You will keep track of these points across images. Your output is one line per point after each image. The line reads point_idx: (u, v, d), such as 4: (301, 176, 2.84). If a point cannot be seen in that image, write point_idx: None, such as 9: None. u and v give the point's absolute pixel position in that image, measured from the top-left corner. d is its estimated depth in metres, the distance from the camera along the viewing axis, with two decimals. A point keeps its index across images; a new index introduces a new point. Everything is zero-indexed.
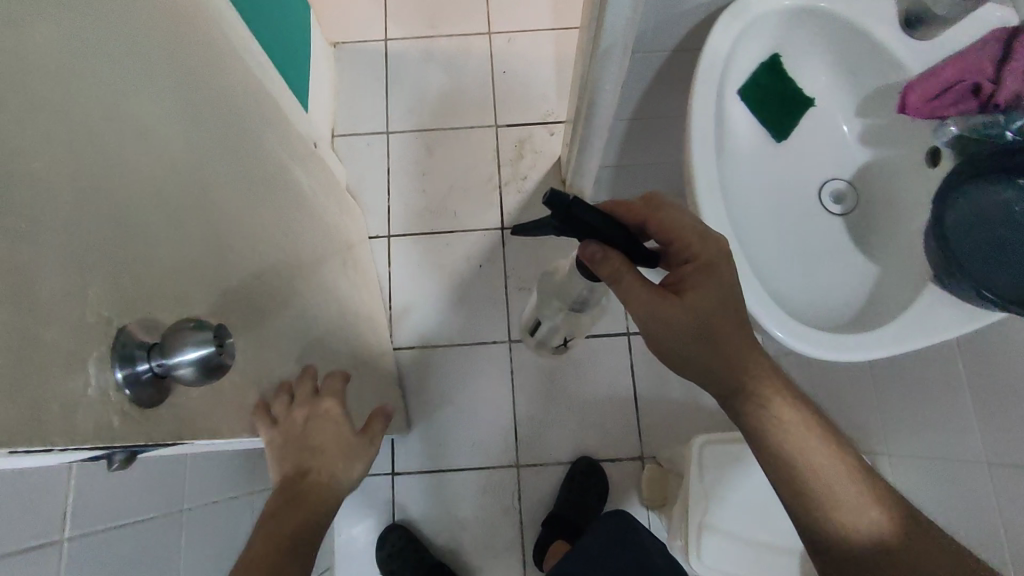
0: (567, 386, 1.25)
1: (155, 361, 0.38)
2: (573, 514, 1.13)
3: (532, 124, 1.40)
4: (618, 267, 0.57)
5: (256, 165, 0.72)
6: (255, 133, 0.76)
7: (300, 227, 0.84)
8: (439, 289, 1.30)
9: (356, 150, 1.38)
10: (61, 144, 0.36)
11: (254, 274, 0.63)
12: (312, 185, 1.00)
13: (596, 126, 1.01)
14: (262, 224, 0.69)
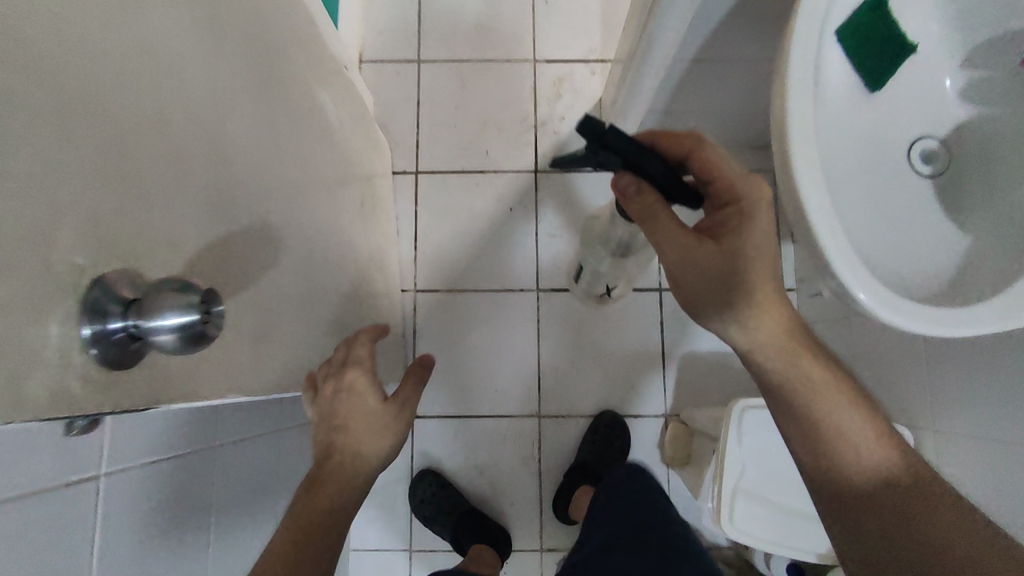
0: (594, 340, 1.21)
1: (129, 321, 0.32)
2: (595, 464, 1.13)
3: (573, 60, 1.30)
4: (652, 203, 0.61)
5: (274, 83, 0.64)
6: (281, 48, 0.69)
7: (318, 158, 0.76)
8: (467, 232, 1.25)
9: (385, 78, 1.29)
10: (39, 53, 0.29)
11: (263, 211, 0.55)
12: (341, 113, 0.93)
13: (652, 66, 0.93)
14: (276, 152, 0.61)
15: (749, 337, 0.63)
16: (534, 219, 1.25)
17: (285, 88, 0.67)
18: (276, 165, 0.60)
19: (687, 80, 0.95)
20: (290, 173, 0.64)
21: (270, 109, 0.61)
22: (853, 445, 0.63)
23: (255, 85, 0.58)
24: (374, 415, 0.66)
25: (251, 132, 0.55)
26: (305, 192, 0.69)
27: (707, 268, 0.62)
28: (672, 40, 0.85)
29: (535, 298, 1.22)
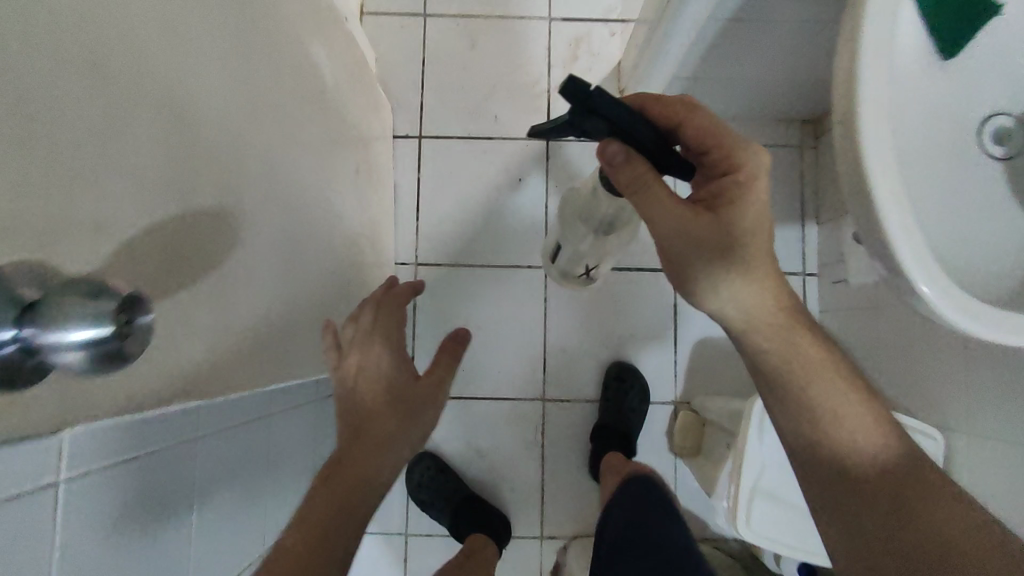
0: (603, 321, 1.15)
1: (24, 331, 0.27)
2: (611, 421, 1.09)
3: (592, 18, 1.20)
4: (642, 174, 0.52)
5: (262, 25, 0.54)
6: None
7: (306, 116, 0.68)
8: (472, 203, 1.17)
9: (387, 33, 1.20)
10: None
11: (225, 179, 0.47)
12: (337, 69, 0.84)
13: (683, 25, 0.84)
14: (254, 108, 0.52)
15: (740, 309, 0.59)
16: (544, 191, 1.17)
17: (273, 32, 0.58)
18: (252, 124, 0.52)
19: (719, 42, 0.86)
20: (269, 131, 0.56)
21: (251, 56, 0.52)
22: (842, 424, 0.58)
23: (237, 26, 0.49)
24: (402, 396, 0.69)
25: (223, 83, 0.46)
26: (285, 155, 0.61)
27: (703, 241, 0.56)
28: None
29: (542, 275, 1.15)
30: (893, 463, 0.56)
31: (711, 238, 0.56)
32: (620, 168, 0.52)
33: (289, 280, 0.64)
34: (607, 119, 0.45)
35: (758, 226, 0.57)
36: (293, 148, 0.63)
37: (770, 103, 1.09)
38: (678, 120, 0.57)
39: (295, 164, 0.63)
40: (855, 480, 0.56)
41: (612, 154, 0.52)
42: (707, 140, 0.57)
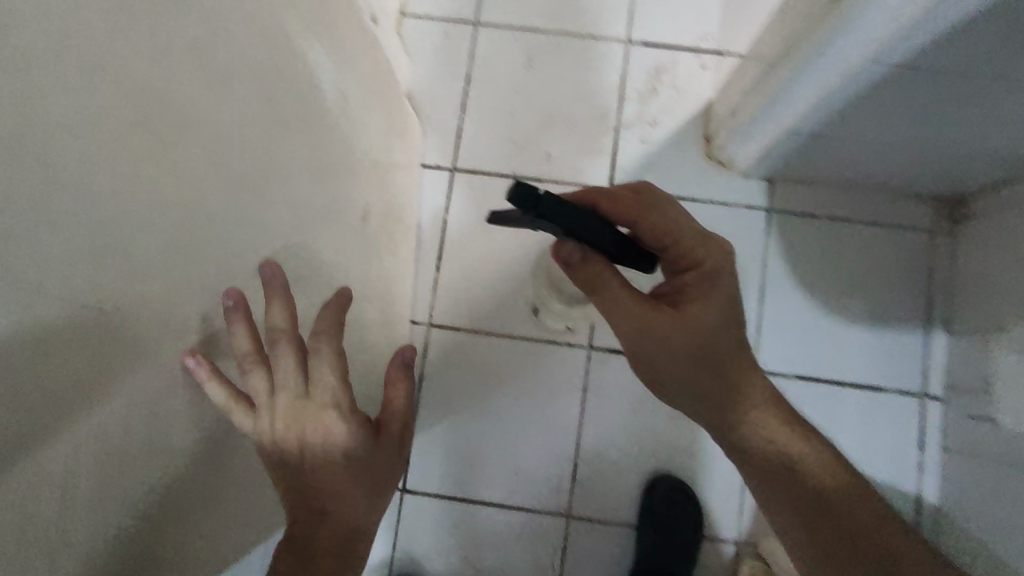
0: (653, 425, 0.91)
1: None
2: (659, 558, 0.85)
3: (680, 47, 0.98)
4: (599, 273, 0.53)
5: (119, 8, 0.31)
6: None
7: (254, 155, 0.46)
8: (506, 255, 0.94)
9: (429, 40, 1.00)
10: None
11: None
12: (347, 75, 0.64)
13: (836, 52, 0.61)
14: (47, 139, 0.28)
15: (743, 433, 0.61)
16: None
17: (162, 26, 0.35)
18: (29, 171, 0.27)
19: (878, 86, 0.63)
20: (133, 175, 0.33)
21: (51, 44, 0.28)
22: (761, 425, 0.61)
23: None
24: (372, 468, 0.53)
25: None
26: (171, 217, 0.37)
27: (674, 344, 0.57)
28: (890, 12, 0.53)
29: (585, 354, 0.92)
30: (829, 483, 0.60)
31: (683, 343, 0.56)
32: (577, 263, 0.53)
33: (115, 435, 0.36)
34: (554, 220, 0.43)
35: (727, 324, 0.58)
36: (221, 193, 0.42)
37: (910, 174, 0.84)
38: (634, 217, 0.58)
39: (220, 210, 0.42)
40: (799, 493, 0.61)
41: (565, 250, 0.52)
42: (661, 239, 0.58)
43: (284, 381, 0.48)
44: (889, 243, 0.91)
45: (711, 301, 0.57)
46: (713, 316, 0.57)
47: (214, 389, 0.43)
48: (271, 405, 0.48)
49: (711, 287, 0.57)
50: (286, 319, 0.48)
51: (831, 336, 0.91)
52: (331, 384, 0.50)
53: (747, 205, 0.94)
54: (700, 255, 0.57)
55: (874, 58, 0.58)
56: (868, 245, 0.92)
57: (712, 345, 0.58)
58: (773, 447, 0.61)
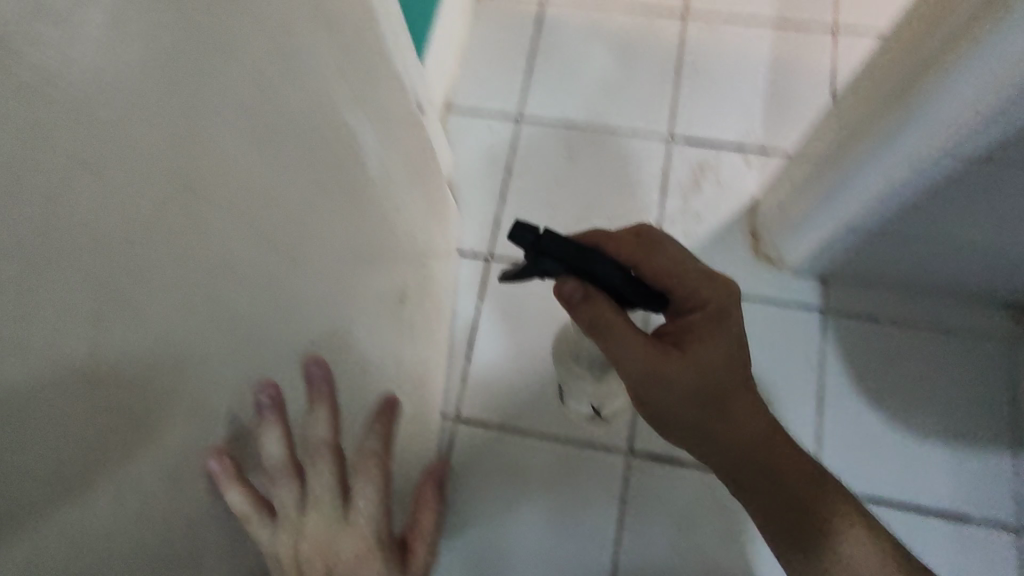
0: (702, 546, 0.81)
1: None
2: None
3: (723, 146, 0.98)
4: (602, 313, 0.46)
5: (182, 78, 0.30)
6: (279, 31, 0.38)
7: (301, 233, 0.43)
8: (542, 348, 0.90)
9: (472, 133, 1.01)
10: None
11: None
12: (394, 157, 0.63)
13: (903, 146, 0.59)
14: (85, 202, 0.25)
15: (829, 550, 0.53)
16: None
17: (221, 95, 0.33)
18: (61, 230, 0.24)
19: (952, 180, 0.60)
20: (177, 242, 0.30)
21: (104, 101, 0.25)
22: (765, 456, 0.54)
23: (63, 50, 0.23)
24: None
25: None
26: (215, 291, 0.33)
27: (683, 390, 0.51)
28: (966, 104, 0.51)
29: (625, 459, 0.84)
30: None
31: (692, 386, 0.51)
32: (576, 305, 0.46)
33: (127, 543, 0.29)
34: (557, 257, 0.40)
35: (738, 366, 0.52)
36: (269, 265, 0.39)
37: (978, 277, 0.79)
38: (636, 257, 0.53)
39: (265, 285, 0.39)
40: None
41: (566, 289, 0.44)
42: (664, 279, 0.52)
43: (318, 494, 0.44)
44: (954, 351, 0.85)
45: (722, 344, 0.52)
46: (718, 354, 0.51)
47: (237, 497, 0.38)
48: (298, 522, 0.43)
49: (721, 328, 0.52)
50: (329, 431, 0.46)
51: (887, 444, 0.83)
52: (367, 507, 0.47)
53: (797, 305, 0.89)
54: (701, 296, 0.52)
55: (948, 150, 0.56)
56: (931, 352, 0.85)
57: (721, 383, 0.52)
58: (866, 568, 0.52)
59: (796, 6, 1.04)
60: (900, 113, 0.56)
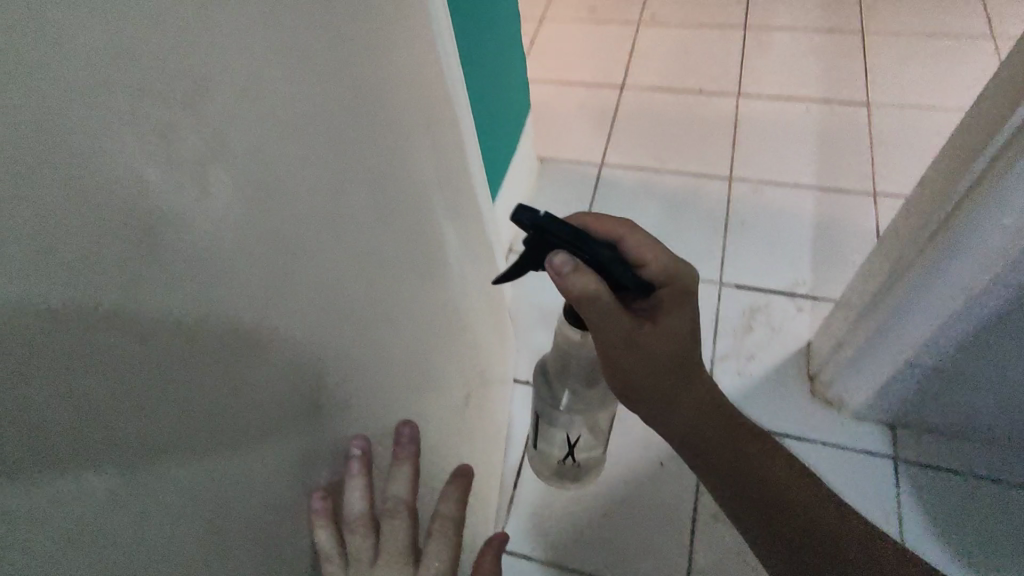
0: None
1: None
2: None
3: (773, 291, 1.02)
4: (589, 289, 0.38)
5: (353, 185, 0.39)
6: (403, 155, 0.48)
7: (405, 320, 0.49)
8: (595, 480, 0.89)
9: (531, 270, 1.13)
10: None
11: (36, 211, 0.19)
12: (467, 273, 0.70)
13: (950, 277, 0.62)
14: (297, 265, 0.32)
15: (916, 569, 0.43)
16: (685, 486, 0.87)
17: (374, 200, 0.42)
18: (296, 296, 0.32)
19: (1007, 312, 0.62)
20: (323, 293, 0.35)
21: (309, 183, 0.33)
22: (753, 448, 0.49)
23: (291, 141, 0.31)
24: None
25: (207, 162, 0.25)
26: (339, 346, 0.38)
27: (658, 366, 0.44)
28: (1007, 235, 0.56)
29: None
30: None
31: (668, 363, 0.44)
32: (561, 278, 0.38)
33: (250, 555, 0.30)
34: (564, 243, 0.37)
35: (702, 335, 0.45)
36: (382, 339, 0.44)
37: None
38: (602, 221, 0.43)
39: (380, 357, 0.44)
40: None
41: (554, 260, 0.38)
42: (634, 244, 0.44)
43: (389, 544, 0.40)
44: None
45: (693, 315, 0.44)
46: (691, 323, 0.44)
47: (325, 535, 0.37)
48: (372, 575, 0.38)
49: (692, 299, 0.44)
50: (407, 490, 0.44)
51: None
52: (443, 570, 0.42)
53: (866, 451, 0.86)
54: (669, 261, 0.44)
55: (999, 279, 0.59)
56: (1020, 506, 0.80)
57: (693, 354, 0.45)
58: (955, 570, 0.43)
59: (831, 177, 1.15)
60: (942, 246, 0.60)
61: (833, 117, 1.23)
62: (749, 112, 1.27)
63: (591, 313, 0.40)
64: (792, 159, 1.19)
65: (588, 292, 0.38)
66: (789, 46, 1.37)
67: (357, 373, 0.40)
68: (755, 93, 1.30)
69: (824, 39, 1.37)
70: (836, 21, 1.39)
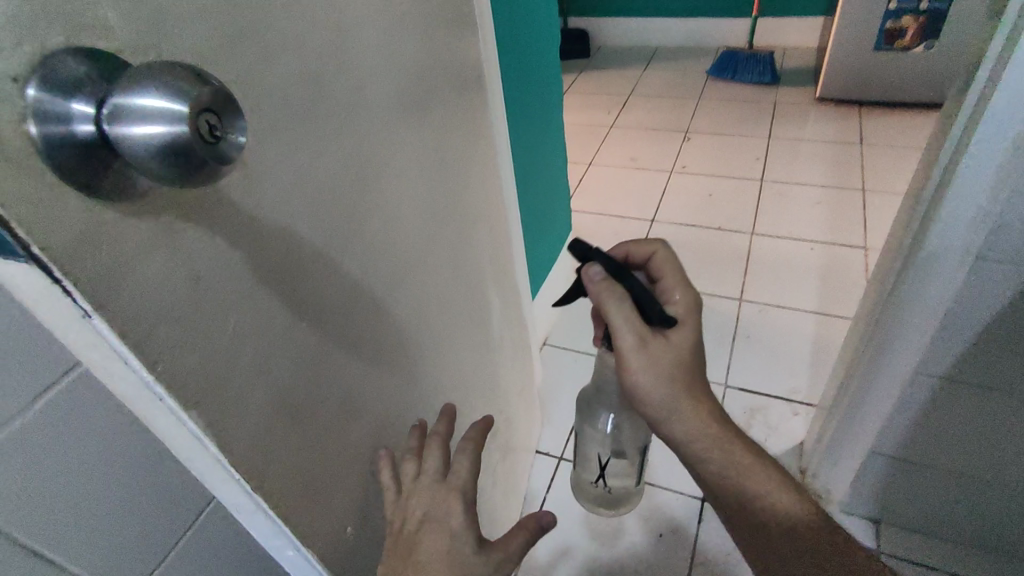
0: None
1: (104, 126, 0.21)
2: None
3: (773, 396, 1.16)
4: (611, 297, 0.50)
5: (436, 248, 0.62)
6: (463, 237, 0.72)
7: (455, 349, 0.69)
8: (601, 541, 1.01)
9: (561, 361, 1.33)
10: (262, 58, 0.32)
11: (343, 216, 0.42)
12: (502, 338, 0.91)
13: (890, 368, 0.78)
14: (411, 286, 0.55)
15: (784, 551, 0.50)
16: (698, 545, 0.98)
17: (445, 260, 0.65)
18: (409, 306, 0.55)
19: (938, 401, 0.77)
20: (417, 306, 0.57)
21: (416, 238, 0.56)
22: (742, 491, 0.52)
23: (413, 213, 0.55)
24: None
25: (386, 219, 0.49)
26: (420, 343, 0.58)
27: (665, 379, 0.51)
28: (920, 330, 0.72)
29: None
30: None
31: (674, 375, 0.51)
32: (593, 286, 0.51)
33: (372, 444, 0.49)
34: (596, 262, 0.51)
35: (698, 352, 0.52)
36: (441, 352, 0.65)
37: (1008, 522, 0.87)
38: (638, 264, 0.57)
39: (439, 363, 0.64)
40: None
41: (590, 272, 0.51)
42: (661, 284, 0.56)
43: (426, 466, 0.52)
44: None
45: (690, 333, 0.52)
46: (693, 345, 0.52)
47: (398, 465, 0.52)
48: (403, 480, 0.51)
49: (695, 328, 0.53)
50: (444, 428, 0.58)
51: None
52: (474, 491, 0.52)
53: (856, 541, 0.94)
54: (685, 302, 0.54)
55: (923, 368, 0.75)
56: None
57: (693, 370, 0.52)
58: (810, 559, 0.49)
59: (832, 305, 1.32)
60: (878, 340, 0.77)
61: (835, 256, 1.42)
62: (761, 247, 1.49)
63: (612, 323, 0.50)
64: (796, 288, 1.37)
65: (611, 300, 0.50)
66: (801, 197, 1.60)
67: (428, 368, 0.60)
68: (767, 233, 1.52)
69: (829, 193, 1.60)
70: (842, 180, 1.63)
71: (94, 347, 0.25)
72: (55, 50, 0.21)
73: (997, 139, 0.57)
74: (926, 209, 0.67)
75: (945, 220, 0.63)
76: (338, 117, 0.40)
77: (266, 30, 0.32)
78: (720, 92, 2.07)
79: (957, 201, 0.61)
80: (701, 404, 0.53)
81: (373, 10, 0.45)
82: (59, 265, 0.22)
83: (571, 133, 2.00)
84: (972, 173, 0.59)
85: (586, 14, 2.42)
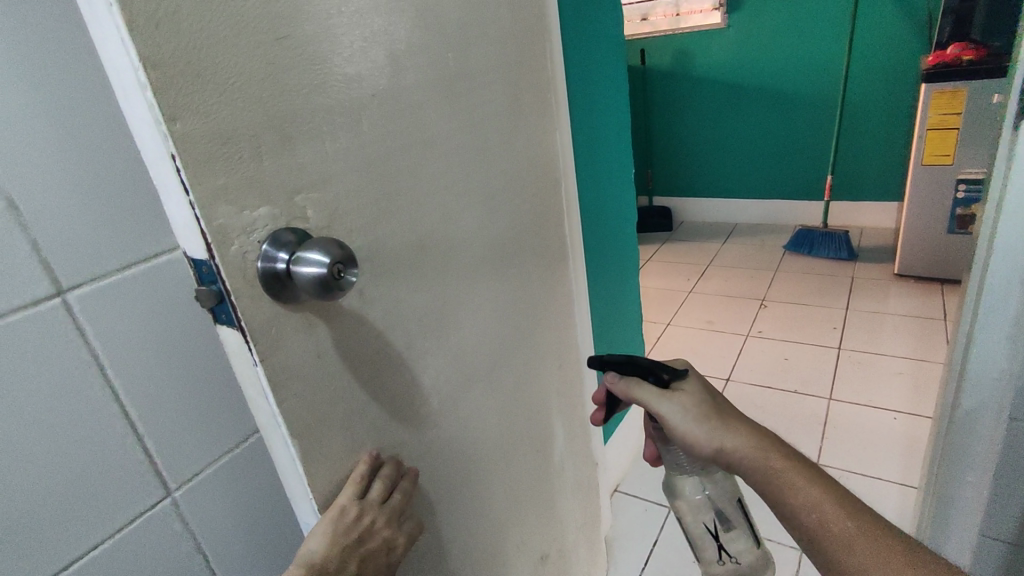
0: None
1: (292, 258, 0.41)
2: None
3: None
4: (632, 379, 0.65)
5: (498, 374, 0.79)
6: (527, 369, 0.88)
7: (510, 461, 0.84)
8: None
9: (630, 509, 1.45)
10: (380, 235, 0.54)
11: (425, 337, 0.61)
12: (563, 466, 1.03)
13: (954, 529, 0.80)
14: (470, 397, 0.72)
15: (796, 520, 0.56)
16: None
17: (507, 384, 0.82)
18: (467, 412, 0.71)
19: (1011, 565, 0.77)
20: (474, 413, 0.73)
21: (479, 362, 0.74)
22: (782, 495, 0.57)
23: (479, 343, 0.74)
24: None
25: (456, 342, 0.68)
26: (474, 443, 0.74)
27: (696, 415, 0.62)
28: (975, 490, 0.76)
29: None
30: (849, 532, 0.53)
31: (698, 409, 0.62)
32: (616, 383, 0.66)
33: None
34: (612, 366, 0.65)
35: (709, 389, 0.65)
36: (495, 457, 0.79)
37: None
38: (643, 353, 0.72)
39: (491, 467, 0.78)
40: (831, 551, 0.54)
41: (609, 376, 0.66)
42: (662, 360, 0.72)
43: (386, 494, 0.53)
44: None
45: (690, 377, 0.66)
46: (698, 383, 0.66)
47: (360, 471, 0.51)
48: (371, 513, 0.51)
49: (696, 377, 0.66)
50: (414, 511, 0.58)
51: None
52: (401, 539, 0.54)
53: None
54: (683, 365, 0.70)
55: (986, 532, 0.77)
56: None
57: (711, 402, 0.64)
58: (806, 516, 0.55)
59: (913, 475, 1.28)
60: (938, 497, 0.81)
61: (923, 429, 1.40)
62: (839, 411, 1.49)
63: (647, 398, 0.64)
64: (878, 455, 1.35)
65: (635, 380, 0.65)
66: (881, 367, 1.62)
67: (480, 465, 0.75)
68: (844, 400, 1.53)
69: (911, 365, 1.61)
70: (926, 352, 1.64)
71: (255, 385, 0.43)
72: (277, 229, 0.42)
73: (1001, 314, 0.67)
74: (958, 371, 0.75)
75: (975, 379, 0.71)
76: (423, 271, 0.61)
77: (384, 221, 0.55)
78: (795, 266, 2.19)
79: (980, 366, 0.70)
80: (737, 432, 0.61)
81: (458, 201, 0.68)
82: (253, 334, 0.41)
83: (650, 296, 2.18)
84: (990, 339, 0.69)
85: (672, 194, 2.71)
